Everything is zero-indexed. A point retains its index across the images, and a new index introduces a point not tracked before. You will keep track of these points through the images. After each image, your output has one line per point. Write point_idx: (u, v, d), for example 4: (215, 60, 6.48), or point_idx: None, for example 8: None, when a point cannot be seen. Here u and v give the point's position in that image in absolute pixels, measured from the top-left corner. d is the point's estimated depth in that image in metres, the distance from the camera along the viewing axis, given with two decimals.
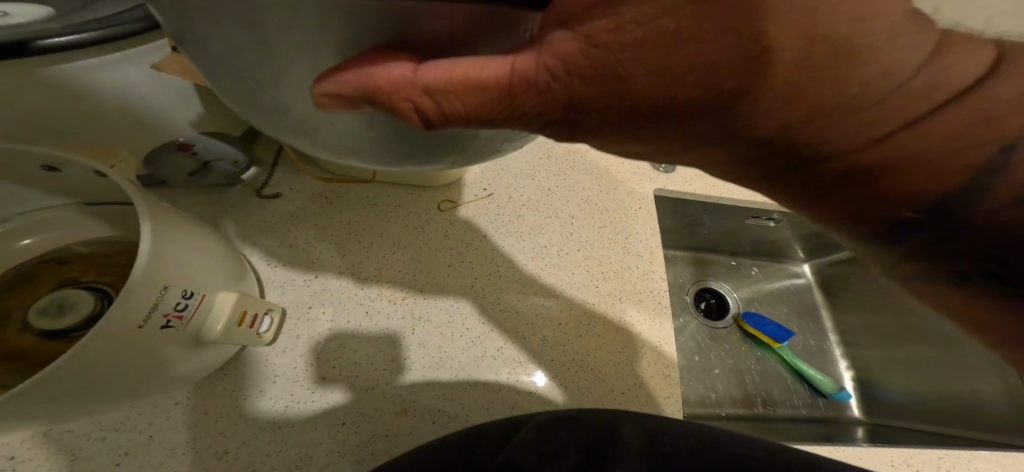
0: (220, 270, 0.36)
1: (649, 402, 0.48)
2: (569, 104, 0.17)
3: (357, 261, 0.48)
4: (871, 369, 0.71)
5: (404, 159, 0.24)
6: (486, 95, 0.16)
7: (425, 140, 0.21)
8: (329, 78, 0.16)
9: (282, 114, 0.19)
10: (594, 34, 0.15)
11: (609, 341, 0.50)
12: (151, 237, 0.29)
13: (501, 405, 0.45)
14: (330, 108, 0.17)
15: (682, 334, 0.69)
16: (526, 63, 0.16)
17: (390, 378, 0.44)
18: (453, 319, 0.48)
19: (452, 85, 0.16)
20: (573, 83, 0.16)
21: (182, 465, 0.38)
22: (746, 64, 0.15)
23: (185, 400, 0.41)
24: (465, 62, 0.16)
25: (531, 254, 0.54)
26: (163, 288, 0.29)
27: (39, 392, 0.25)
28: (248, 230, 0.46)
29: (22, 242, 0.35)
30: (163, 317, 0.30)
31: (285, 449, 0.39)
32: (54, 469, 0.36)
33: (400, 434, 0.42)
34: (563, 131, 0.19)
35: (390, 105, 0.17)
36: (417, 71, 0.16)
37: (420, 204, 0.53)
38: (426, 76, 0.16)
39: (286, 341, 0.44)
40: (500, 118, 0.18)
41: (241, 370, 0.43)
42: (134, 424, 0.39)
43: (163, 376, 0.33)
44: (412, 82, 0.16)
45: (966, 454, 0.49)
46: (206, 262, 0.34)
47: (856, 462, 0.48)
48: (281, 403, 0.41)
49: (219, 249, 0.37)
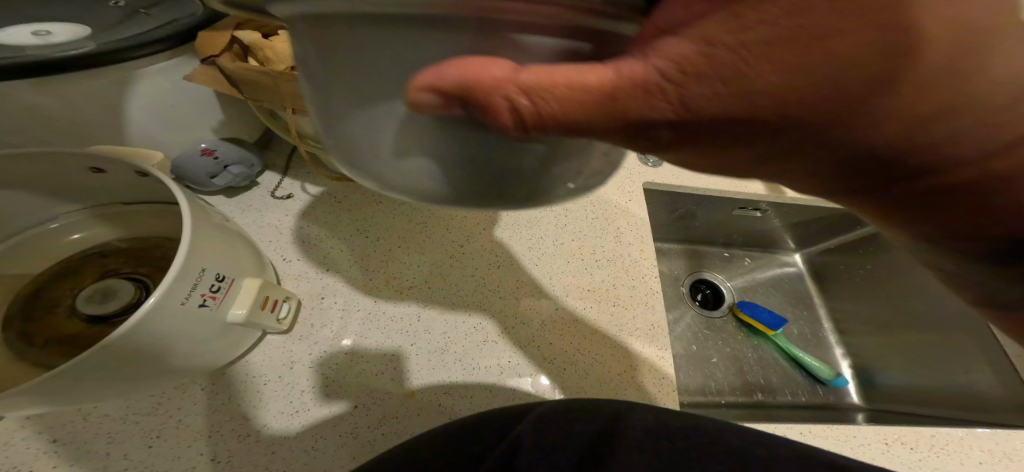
0: (246, 259, 0.40)
1: (643, 385, 0.50)
2: (681, 104, 0.16)
3: (365, 254, 0.52)
4: (867, 356, 0.73)
5: (470, 197, 0.21)
6: (592, 97, 0.16)
7: (503, 173, 0.20)
8: (428, 75, 0.16)
9: (347, 124, 0.19)
10: (710, 35, 0.14)
11: (603, 326, 0.54)
12: (189, 226, 0.34)
13: (503, 388, 0.48)
14: (422, 108, 0.16)
15: (679, 324, 0.71)
16: (635, 66, 0.16)
17: (399, 362, 0.48)
18: (455, 307, 0.52)
19: (554, 82, 0.16)
20: (685, 82, 0.15)
21: (209, 445, 0.41)
22: (891, 59, 0.14)
23: (212, 386, 0.44)
24: (570, 66, 0.16)
25: (529, 247, 0.57)
26: (200, 270, 0.33)
27: (99, 360, 0.28)
28: (264, 228, 0.49)
29: (72, 236, 0.39)
30: (201, 296, 0.33)
31: (303, 430, 0.42)
32: (94, 448, 0.40)
33: (409, 416, 0.45)
34: (662, 141, 0.18)
35: (485, 106, 0.16)
36: (518, 70, 0.16)
37: (423, 201, 0.57)
38: (529, 75, 0.16)
39: (301, 330, 0.47)
40: (599, 124, 0.17)
41: (260, 357, 0.46)
42: (166, 409, 0.43)
43: (197, 355, 0.37)
44: (512, 79, 0.15)
45: (959, 431, 0.50)
46: (234, 251, 0.38)
47: (846, 439, 0.48)
48: (298, 387, 0.45)
49: (243, 241, 0.41)
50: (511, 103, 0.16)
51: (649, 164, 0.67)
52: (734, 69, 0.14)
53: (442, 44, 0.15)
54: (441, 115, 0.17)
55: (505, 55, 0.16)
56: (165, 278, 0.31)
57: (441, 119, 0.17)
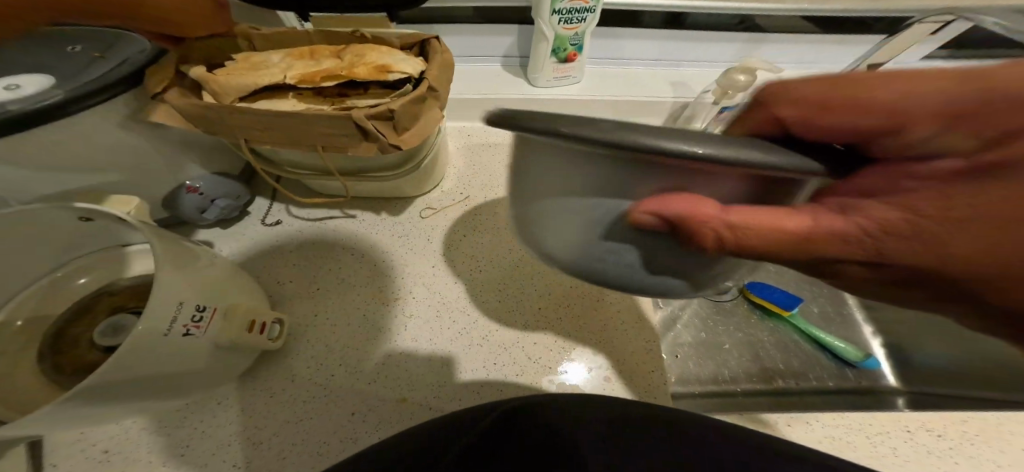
0: (228, 286, 0.43)
1: (631, 379, 0.50)
2: (878, 254, 0.17)
3: (352, 271, 0.55)
4: (902, 332, 0.67)
5: (649, 281, 0.27)
6: (787, 238, 0.19)
7: (684, 264, 0.25)
8: (652, 199, 0.20)
9: (555, 215, 0.25)
10: (927, 205, 0.16)
11: (586, 322, 0.54)
12: (163, 262, 0.36)
13: (492, 389, 0.49)
14: (638, 221, 0.21)
15: (684, 312, 0.69)
16: (832, 222, 0.18)
17: (390, 368, 0.50)
18: (440, 311, 0.54)
19: (754, 226, 0.19)
20: (890, 241, 0.17)
21: (229, 454, 0.45)
22: None
23: (229, 400, 0.48)
24: (769, 213, 0.19)
25: (509, 248, 0.59)
26: (178, 303, 0.36)
27: (91, 392, 0.31)
28: (257, 253, 0.53)
29: (80, 281, 0.44)
30: (182, 326, 0.36)
31: (307, 438, 0.46)
32: (126, 462, 0.45)
33: (402, 420, 0.47)
34: (861, 284, 0.20)
35: (691, 238, 0.20)
36: (726, 210, 0.19)
37: (402, 215, 0.60)
38: (732, 217, 0.19)
39: (300, 345, 0.51)
40: (787, 260, 0.20)
41: (266, 372, 0.50)
42: (194, 420, 0.47)
43: (190, 376, 0.40)
44: (719, 218, 0.19)
45: (998, 417, 0.45)
46: (214, 280, 0.41)
47: (859, 429, 0.44)
48: (300, 397, 0.48)
49: (226, 270, 0.44)
50: (716, 234, 0.20)
51: None
52: (934, 232, 0.16)
53: (665, 184, 0.20)
54: (648, 226, 0.21)
55: (711, 198, 0.20)
56: (143, 313, 0.34)
57: (639, 230, 0.22)
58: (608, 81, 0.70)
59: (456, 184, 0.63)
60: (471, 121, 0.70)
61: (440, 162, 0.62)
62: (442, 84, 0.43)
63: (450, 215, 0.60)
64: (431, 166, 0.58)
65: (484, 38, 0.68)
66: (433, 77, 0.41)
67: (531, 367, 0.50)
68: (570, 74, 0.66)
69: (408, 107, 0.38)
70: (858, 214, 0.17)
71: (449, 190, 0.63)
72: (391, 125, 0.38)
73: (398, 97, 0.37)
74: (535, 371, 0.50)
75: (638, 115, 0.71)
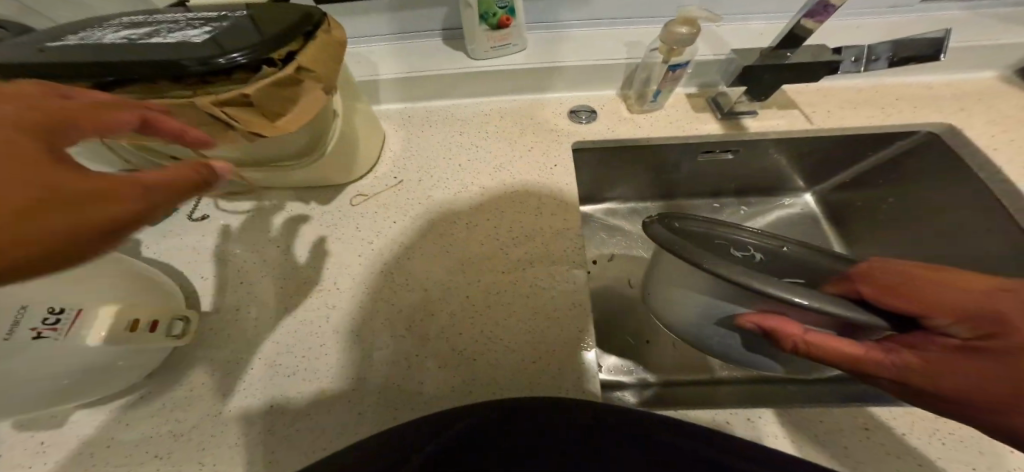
0: (103, 284, 0.38)
1: (562, 370, 0.46)
2: (904, 378, 0.30)
3: (276, 263, 0.53)
4: None
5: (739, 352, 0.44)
6: (848, 358, 0.32)
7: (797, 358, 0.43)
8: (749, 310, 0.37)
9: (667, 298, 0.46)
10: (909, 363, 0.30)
11: (517, 309, 0.50)
12: None
13: (413, 383, 0.45)
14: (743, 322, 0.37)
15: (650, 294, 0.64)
16: (875, 354, 0.31)
17: (310, 363, 0.47)
18: (365, 302, 0.51)
19: (829, 344, 0.32)
20: (901, 369, 0.30)
21: (135, 454, 0.42)
22: None
23: (144, 396, 0.46)
24: (840, 341, 0.32)
25: (442, 232, 0.56)
26: (22, 306, 0.33)
27: None
28: (191, 253, 0.54)
29: None
30: (31, 330, 0.33)
31: (219, 437, 0.43)
32: None
33: (320, 415, 0.44)
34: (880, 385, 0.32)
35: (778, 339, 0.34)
36: (805, 331, 0.33)
37: (331, 202, 0.58)
38: (810, 336, 0.33)
39: (217, 339, 0.49)
40: (851, 368, 0.32)
41: (180, 368, 0.48)
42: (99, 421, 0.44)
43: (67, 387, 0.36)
44: (800, 334, 0.33)
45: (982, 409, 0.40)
46: (82, 279, 0.37)
47: (815, 427, 0.39)
48: (214, 394, 0.46)
49: (104, 266, 0.40)
50: (797, 346, 0.33)
51: (582, 122, 0.63)
52: (859, 360, 0.31)
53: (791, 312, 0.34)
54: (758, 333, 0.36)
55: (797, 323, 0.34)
56: None
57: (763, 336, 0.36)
58: (557, 48, 0.64)
59: (391, 167, 0.61)
60: (416, 99, 0.66)
61: (370, 143, 0.58)
62: (322, 59, 0.37)
63: (381, 200, 0.58)
64: (352, 148, 0.54)
65: (420, 12, 0.64)
66: (306, 55, 0.36)
67: (453, 360, 0.47)
68: (511, 41, 0.61)
69: (271, 90, 0.34)
70: (897, 355, 0.31)
71: (382, 174, 0.60)
72: (257, 114, 0.34)
73: (254, 79, 0.33)
74: (457, 364, 0.46)
75: (593, 84, 0.65)
